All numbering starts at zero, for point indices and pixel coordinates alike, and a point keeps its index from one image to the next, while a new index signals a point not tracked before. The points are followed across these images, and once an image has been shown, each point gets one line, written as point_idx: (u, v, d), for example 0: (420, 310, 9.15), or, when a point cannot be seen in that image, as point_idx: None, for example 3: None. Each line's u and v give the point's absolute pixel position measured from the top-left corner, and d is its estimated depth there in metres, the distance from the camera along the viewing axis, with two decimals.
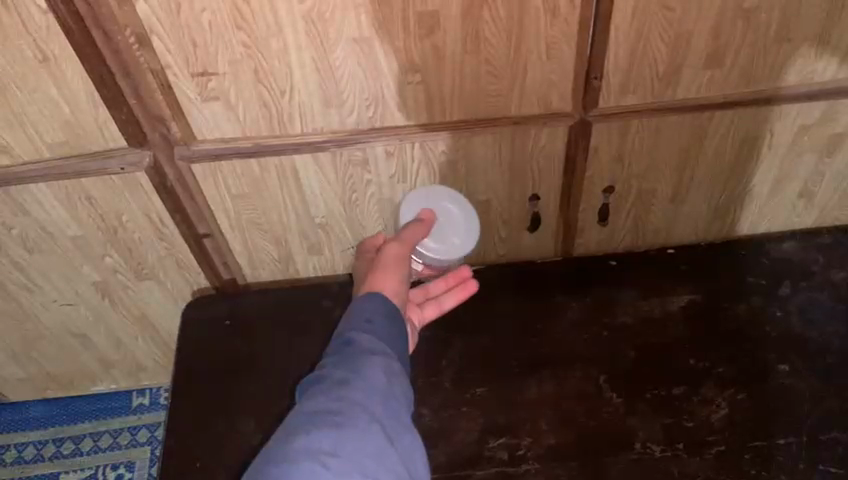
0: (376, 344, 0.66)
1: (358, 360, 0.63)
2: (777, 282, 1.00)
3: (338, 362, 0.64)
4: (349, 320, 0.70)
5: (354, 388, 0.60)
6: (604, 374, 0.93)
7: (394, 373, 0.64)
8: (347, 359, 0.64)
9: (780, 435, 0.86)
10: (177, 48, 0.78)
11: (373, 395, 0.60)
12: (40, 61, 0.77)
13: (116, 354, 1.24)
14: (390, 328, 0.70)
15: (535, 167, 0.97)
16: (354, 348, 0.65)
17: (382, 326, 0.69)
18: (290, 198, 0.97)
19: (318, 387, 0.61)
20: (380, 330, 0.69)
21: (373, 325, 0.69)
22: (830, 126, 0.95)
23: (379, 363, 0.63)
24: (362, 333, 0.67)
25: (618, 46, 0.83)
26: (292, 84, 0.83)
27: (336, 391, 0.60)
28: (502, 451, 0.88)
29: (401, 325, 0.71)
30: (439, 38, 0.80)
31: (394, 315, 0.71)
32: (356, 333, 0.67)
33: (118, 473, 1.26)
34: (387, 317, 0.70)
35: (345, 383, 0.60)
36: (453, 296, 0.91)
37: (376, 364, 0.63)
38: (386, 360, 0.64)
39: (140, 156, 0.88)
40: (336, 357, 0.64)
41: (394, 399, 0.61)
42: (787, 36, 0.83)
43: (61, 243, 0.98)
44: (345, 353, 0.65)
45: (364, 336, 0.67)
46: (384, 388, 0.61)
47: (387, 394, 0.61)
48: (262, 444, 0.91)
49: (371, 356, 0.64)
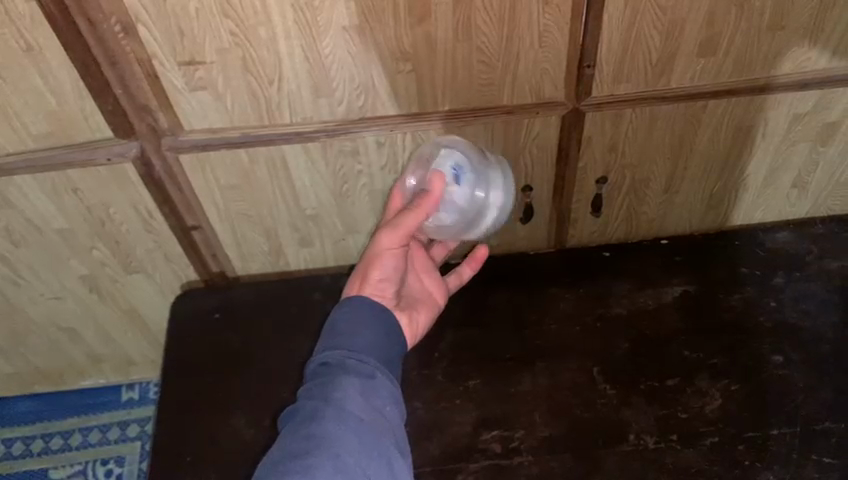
0: (351, 363, 0.65)
1: (331, 384, 0.62)
2: (771, 272, 0.99)
3: (313, 389, 0.63)
4: (329, 333, 0.69)
5: (324, 421, 0.59)
6: (597, 366, 0.92)
7: (370, 393, 0.62)
8: (321, 385, 0.62)
9: (774, 426, 0.86)
10: (162, 36, 0.76)
11: (345, 424, 0.58)
12: (24, 50, 0.75)
13: (105, 348, 1.22)
14: (370, 336, 0.68)
15: (528, 158, 0.96)
16: (328, 374, 0.64)
17: (360, 338, 0.68)
18: (279, 190, 0.96)
19: (292, 423, 0.61)
20: (359, 343, 0.67)
21: (351, 338, 0.68)
22: (824, 114, 0.94)
23: (351, 385, 0.62)
24: (339, 352, 0.66)
25: (611, 34, 0.82)
26: (281, 74, 0.82)
27: (307, 426, 0.59)
28: (495, 444, 0.87)
29: (383, 332, 0.70)
30: (431, 25, 0.78)
31: (374, 319, 0.70)
32: (330, 353, 0.66)
33: (108, 468, 1.25)
34: (368, 328, 0.69)
35: (315, 415, 0.59)
36: (466, 267, 0.92)
37: (350, 386, 0.62)
38: (360, 380, 0.63)
39: (127, 147, 0.87)
40: (312, 385, 0.63)
41: (368, 424, 0.60)
42: (781, 24, 0.83)
43: (48, 235, 0.97)
44: (320, 378, 0.64)
45: (340, 354, 0.65)
46: (356, 413, 0.60)
47: (362, 420, 0.59)
48: (252, 438, 0.90)
49: (343, 377, 0.62)
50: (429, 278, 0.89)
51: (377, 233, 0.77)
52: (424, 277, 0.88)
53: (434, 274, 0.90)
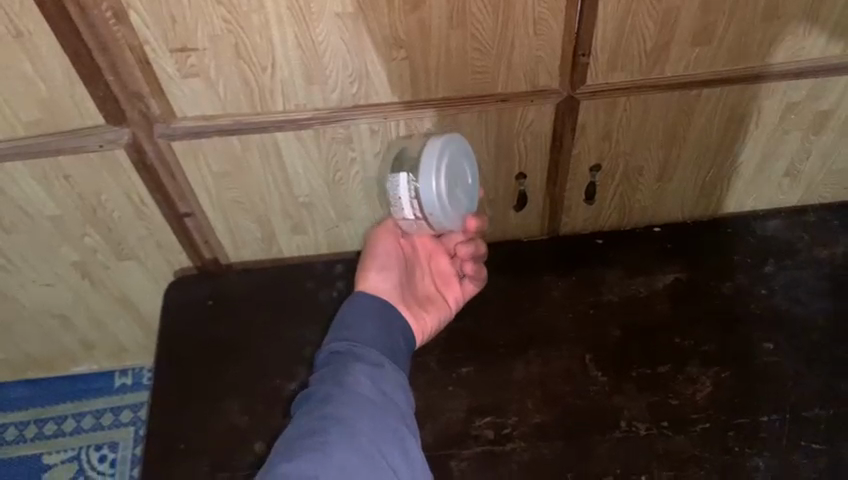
0: (361, 352, 0.69)
1: (342, 370, 0.66)
2: (762, 259, 1.00)
3: (325, 376, 0.66)
4: (338, 327, 0.73)
5: (339, 402, 0.62)
6: (589, 353, 0.93)
7: (380, 379, 0.66)
8: (331, 372, 0.66)
9: (764, 412, 0.86)
10: (154, 22, 0.76)
11: (359, 406, 0.62)
12: (14, 37, 0.75)
13: (96, 334, 1.22)
14: (374, 330, 0.73)
15: (522, 146, 0.96)
16: (340, 361, 0.67)
17: (365, 331, 0.72)
18: (272, 177, 0.95)
19: (306, 406, 0.63)
20: (366, 336, 0.72)
21: (356, 331, 0.72)
22: (818, 103, 0.94)
23: (363, 370, 0.66)
24: (348, 343, 0.70)
25: (606, 22, 0.81)
26: (273, 60, 0.81)
27: (322, 407, 0.62)
28: (487, 431, 0.88)
29: (390, 327, 0.74)
30: (425, 12, 0.78)
31: (381, 312, 0.75)
32: (340, 344, 0.70)
33: (102, 454, 1.26)
34: (374, 324, 0.73)
35: (329, 398, 0.63)
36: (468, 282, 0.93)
37: (361, 372, 0.66)
38: (370, 367, 0.67)
39: (118, 134, 0.86)
40: (324, 372, 0.67)
41: (380, 406, 0.63)
42: (776, 13, 0.82)
43: (39, 222, 0.96)
44: (331, 365, 0.67)
45: (350, 345, 0.69)
46: (368, 396, 0.63)
47: (375, 403, 0.63)
48: (246, 425, 0.91)
49: (354, 364, 0.66)
50: (442, 283, 0.91)
51: (375, 238, 0.87)
52: (437, 280, 0.91)
53: (450, 279, 0.91)
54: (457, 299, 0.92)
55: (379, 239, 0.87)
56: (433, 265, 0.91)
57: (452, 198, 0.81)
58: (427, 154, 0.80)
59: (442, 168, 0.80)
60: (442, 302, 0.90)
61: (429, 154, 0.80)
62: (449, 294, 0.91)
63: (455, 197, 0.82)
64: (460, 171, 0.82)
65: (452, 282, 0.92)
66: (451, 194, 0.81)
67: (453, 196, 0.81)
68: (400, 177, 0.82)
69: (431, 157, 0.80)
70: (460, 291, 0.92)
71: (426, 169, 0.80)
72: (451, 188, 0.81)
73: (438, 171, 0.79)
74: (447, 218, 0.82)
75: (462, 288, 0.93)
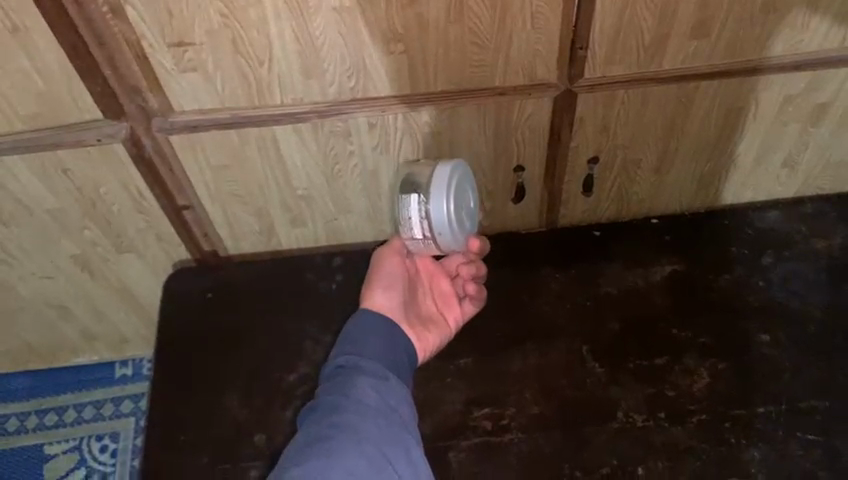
0: (365, 365, 0.69)
1: (348, 381, 0.66)
2: (759, 251, 1.00)
3: (330, 387, 0.66)
4: (342, 341, 0.73)
5: (345, 411, 0.63)
6: (586, 345, 0.93)
7: (384, 390, 0.67)
8: (336, 383, 0.66)
9: (760, 403, 0.87)
10: (151, 17, 0.76)
11: (365, 416, 0.63)
12: (11, 32, 0.74)
13: (97, 325, 1.22)
14: (377, 345, 0.73)
15: (519, 139, 0.96)
16: (344, 373, 0.68)
17: (370, 346, 0.72)
18: (271, 170, 0.95)
19: (312, 416, 0.64)
20: (370, 349, 0.72)
21: (360, 346, 0.72)
22: (816, 95, 0.94)
23: (368, 382, 0.66)
24: (352, 356, 0.70)
25: (604, 15, 0.81)
26: (271, 54, 0.81)
27: (329, 416, 0.63)
28: (485, 422, 0.88)
29: (392, 340, 0.75)
30: (422, 6, 0.78)
31: (384, 330, 0.75)
32: (344, 357, 0.70)
33: (103, 444, 1.27)
34: (377, 338, 0.74)
35: (336, 408, 0.63)
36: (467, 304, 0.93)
37: (366, 383, 0.66)
38: (375, 379, 0.67)
39: (117, 128, 0.86)
40: (329, 383, 0.67)
41: (385, 416, 0.64)
42: (774, 6, 0.82)
43: (39, 216, 0.97)
44: (336, 377, 0.68)
45: (355, 358, 0.70)
46: (374, 406, 0.64)
47: (380, 413, 0.64)
48: (246, 417, 0.91)
49: (359, 376, 0.67)
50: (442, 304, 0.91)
51: (380, 257, 0.86)
52: (438, 300, 0.91)
53: (449, 301, 0.91)
54: (456, 320, 0.92)
55: (385, 257, 0.86)
56: (434, 287, 0.91)
57: (459, 220, 0.85)
58: (437, 178, 0.84)
59: (452, 193, 0.83)
60: (444, 323, 0.89)
61: (439, 178, 0.83)
62: (450, 314, 0.91)
63: (462, 220, 0.85)
64: (464, 196, 0.86)
65: (452, 302, 0.92)
66: (458, 216, 0.84)
67: (460, 219, 0.85)
68: (411, 197, 0.84)
69: (443, 179, 0.83)
70: (459, 311, 0.92)
71: (437, 191, 0.83)
72: (458, 211, 0.84)
73: (448, 194, 0.83)
74: (454, 240, 0.85)
75: (461, 308, 0.92)
